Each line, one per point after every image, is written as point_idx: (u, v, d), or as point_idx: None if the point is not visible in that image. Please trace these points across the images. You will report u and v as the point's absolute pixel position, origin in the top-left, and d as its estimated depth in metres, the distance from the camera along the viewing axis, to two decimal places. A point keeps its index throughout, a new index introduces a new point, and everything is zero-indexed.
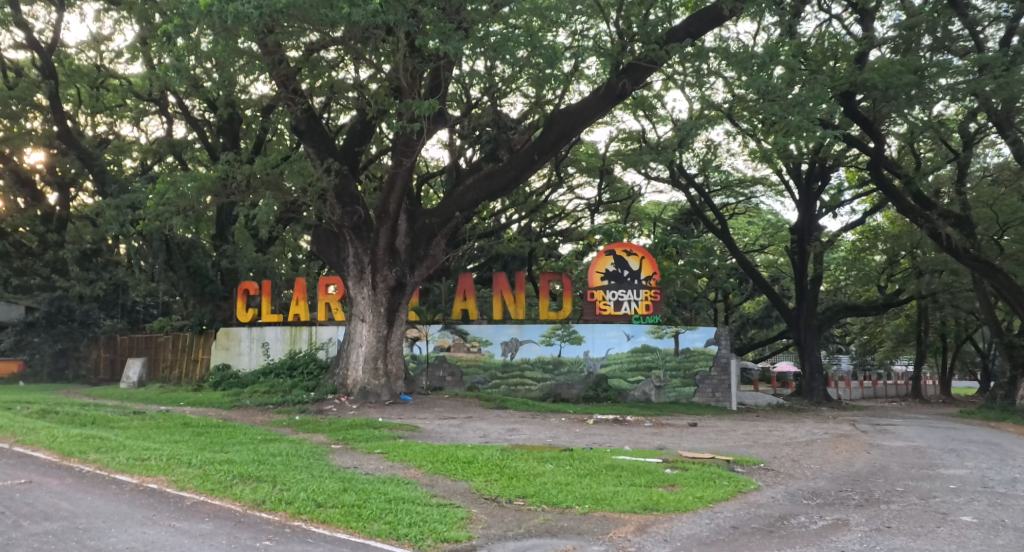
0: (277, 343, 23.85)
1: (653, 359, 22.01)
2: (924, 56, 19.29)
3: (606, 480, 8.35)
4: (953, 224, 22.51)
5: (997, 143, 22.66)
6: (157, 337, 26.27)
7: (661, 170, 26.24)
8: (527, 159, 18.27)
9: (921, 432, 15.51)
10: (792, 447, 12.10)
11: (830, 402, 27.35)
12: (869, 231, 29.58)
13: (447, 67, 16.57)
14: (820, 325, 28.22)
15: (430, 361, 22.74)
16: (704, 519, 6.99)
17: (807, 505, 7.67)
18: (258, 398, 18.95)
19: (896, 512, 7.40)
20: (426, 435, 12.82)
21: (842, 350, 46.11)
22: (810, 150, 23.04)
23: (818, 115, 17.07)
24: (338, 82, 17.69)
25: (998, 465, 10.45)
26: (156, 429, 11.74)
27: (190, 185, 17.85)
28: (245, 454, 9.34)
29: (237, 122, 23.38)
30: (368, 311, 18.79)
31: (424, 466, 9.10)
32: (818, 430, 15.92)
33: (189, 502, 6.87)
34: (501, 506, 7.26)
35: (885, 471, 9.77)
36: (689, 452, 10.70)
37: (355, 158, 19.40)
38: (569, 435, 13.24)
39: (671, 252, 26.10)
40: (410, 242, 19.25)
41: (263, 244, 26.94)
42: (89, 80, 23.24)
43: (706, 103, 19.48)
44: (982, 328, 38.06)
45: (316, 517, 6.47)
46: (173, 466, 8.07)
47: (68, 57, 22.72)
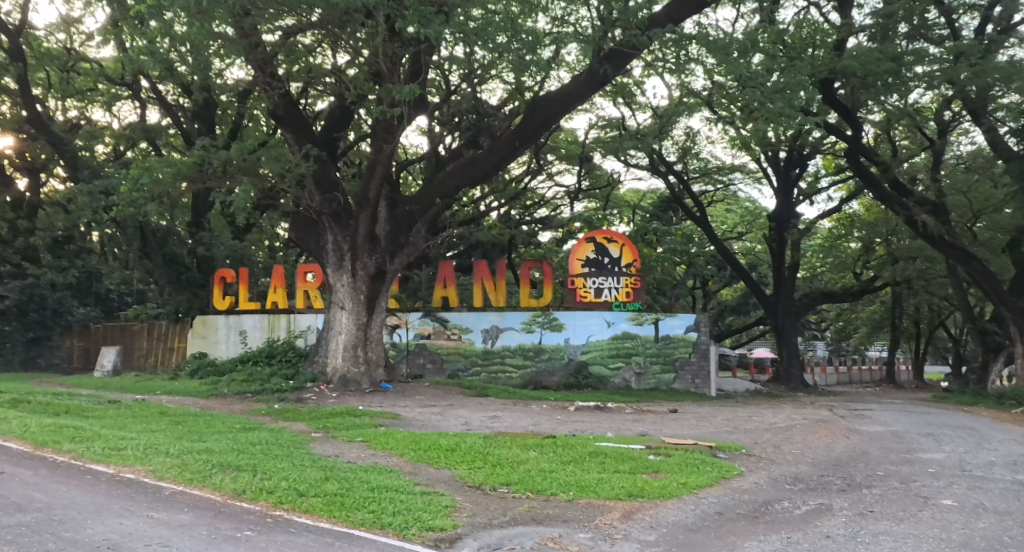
0: (255, 331, 23.69)
1: (633, 346, 22.02)
2: (901, 43, 19.36)
3: (590, 467, 8.31)
4: (930, 211, 22.40)
5: (970, 131, 22.92)
6: (132, 327, 25.95)
7: (641, 158, 26.26)
8: (509, 146, 18.17)
9: (898, 417, 15.64)
10: (772, 432, 12.15)
11: (807, 388, 27.55)
12: (846, 218, 29.59)
13: (428, 52, 16.29)
14: (797, 312, 28.39)
15: (410, 349, 22.63)
16: (689, 506, 6.96)
17: (790, 491, 7.67)
18: (236, 387, 18.74)
19: (879, 496, 7.42)
20: (407, 423, 12.74)
21: (818, 337, 46.50)
22: (789, 138, 23.09)
23: (798, 103, 17.06)
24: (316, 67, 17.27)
25: (974, 449, 10.54)
26: (132, 418, 11.53)
27: (165, 170, 17.55)
28: (224, 443, 9.20)
29: (213, 107, 22.95)
30: (348, 299, 18.58)
31: (406, 455, 9.01)
32: (796, 416, 16.02)
33: (168, 492, 6.73)
34: (485, 494, 7.19)
35: (865, 455, 9.83)
36: (671, 438, 10.70)
37: (334, 145, 19.17)
38: (551, 422, 13.21)
39: (651, 239, 26.08)
40: (391, 228, 18.92)
41: (240, 232, 26.97)
42: (60, 64, 22.42)
43: (686, 89, 19.42)
44: (955, 315, 38.59)
45: (298, 506, 6.37)
46: (150, 456, 7.93)
47: (36, 39, 22.25)
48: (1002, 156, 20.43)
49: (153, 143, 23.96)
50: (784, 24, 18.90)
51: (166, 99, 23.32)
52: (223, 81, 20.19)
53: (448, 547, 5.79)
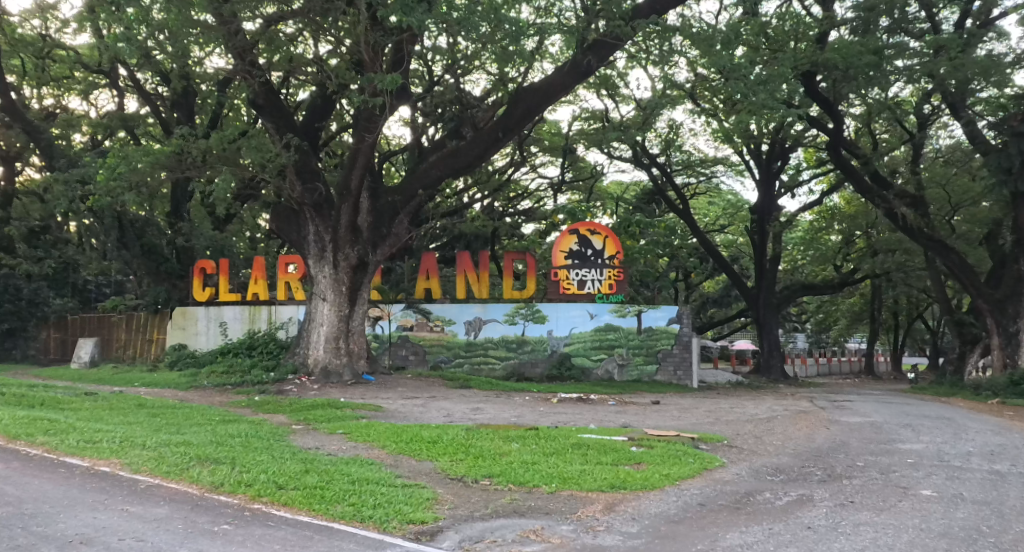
0: (236, 323, 23.46)
1: (616, 338, 22.02)
2: (883, 36, 19.43)
3: (572, 459, 8.28)
4: (909, 204, 22.50)
5: (949, 125, 23.03)
6: (110, 318, 25.77)
7: (624, 150, 26.25)
8: (492, 137, 18.03)
9: (877, 408, 15.75)
10: (754, 423, 12.18)
11: (787, 379, 27.71)
12: (826, 211, 30.10)
13: (411, 40, 16.18)
14: (778, 304, 28.51)
15: (393, 340, 22.46)
16: (671, 497, 6.94)
17: (771, 482, 7.67)
18: (216, 379, 18.58)
19: (859, 487, 7.44)
20: (388, 414, 12.68)
21: (798, 329, 46.73)
22: (771, 130, 23.16)
23: (781, 95, 17.08)
24: (297, 56, 17.08)
25: (952, 440, 10.60)
26: (108, 410, 11.37)
27: (143, 159, 17.31)
28: (202, 435, 9.09)
29: (192, 96, 22.88)
30: (330, 290, 18.47)
31: (388, 447, 8.94)
32: (777, 407, 16.07)
33: (144, 485, 6.63)
34: (467, 486, 7.15)
35: (845, 446, 9.86)
36: (654, 430, 10.69)
37: (316, 135, 19.00)
38: (533, 414, 13.17)
39: (634, 231, 25.98)
40: (372, 219, 18.88)
41: (220, 223, 26.69)
42: (34, 50, 22.10)
43: (669, 81, 19.39)
44: (933, 307, 38.99)
45: (277, 499, 6.29)
46: (127, 448, 7.82)
47: (11, 26, 21.50)
48: (980, 149, 20.47)
49: (131, 133, 23.71)
50: (767, 16, 18.92)
51: (144, 88, 23.10)
52: (203, 69, 19.95)
53: (428, 540, 5.73)
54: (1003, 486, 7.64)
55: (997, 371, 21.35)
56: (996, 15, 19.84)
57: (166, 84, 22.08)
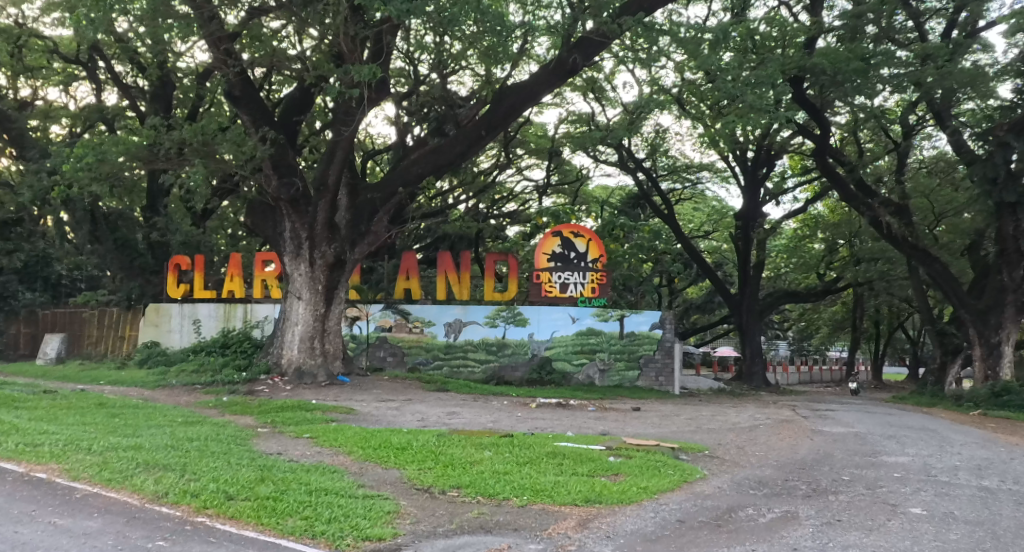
0: (210, 321, 22.98)
1: (597, 343, 21.66)
2: (871, 43, 19.24)
3: (546, 469, 7.90)
4: (893, 212, 22.15)
5: (933, 136, 22.83)
6: (83, 313, 25.26)
7: (610, 154, 26.05)
8: (475, 134, 17.68)
9: (860, 417, 15.45)
10: (736, 432, 11.82)
11: (769, 387, 27.47)
12: (810, 219, 30.04)
13: (392, 30, 15.67)
14: (761, 311, 28.25)
15: (371, 341, 22.02)
16: (649, 513, 6.57)
17: (754, 497, 7.30)
18: (185, 378, 18.05)
19: (846, 504, 7.08)
20: (361, 417, 12.26)
21: (781, 336, 46.55)
22: (757, 136, 23.14)
23: (769, 97, 16.78)
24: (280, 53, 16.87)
25: (938, 452, 10.28)
26: (66, 410, 10.92)
27: (113, 148, 16.70)
28: (158, 438, 8.65)
29: (171, 88, 22.30)
30: (306, 289, 17.99)
31: (354, 454, 8.51)
32: (758, 415, 15.79)
33: (80, 494, 6.19)
34: (433, 498, 6.74)
35: (829, 458, 9.52)
36: (633, 438, 10.30)
37: (294, 129, 18.43)
38: (510, 419, 12.79)
39: (618, 234, 25.48)
40: (351, 217, 18.38)
41: (198, 218, 26.21)
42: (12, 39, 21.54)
43: (656, 86, 19.17)
44: (913, 317, 38.98)
45: (224, 512, 5.86)
46: (69, 452, 7.36)
47: None
48: (965, 159, 20.16)
49: (109, 125, 23.25)
50: (755, 22, 18.59)
51: (123, 79, 22.65)
52: (183, 62, 19.54)
53: None
54: (995, 504, 7.32)
55: (978, 382, 21.14)
56: (983, 26, 19.64)
57: (144, 74, 21.55)
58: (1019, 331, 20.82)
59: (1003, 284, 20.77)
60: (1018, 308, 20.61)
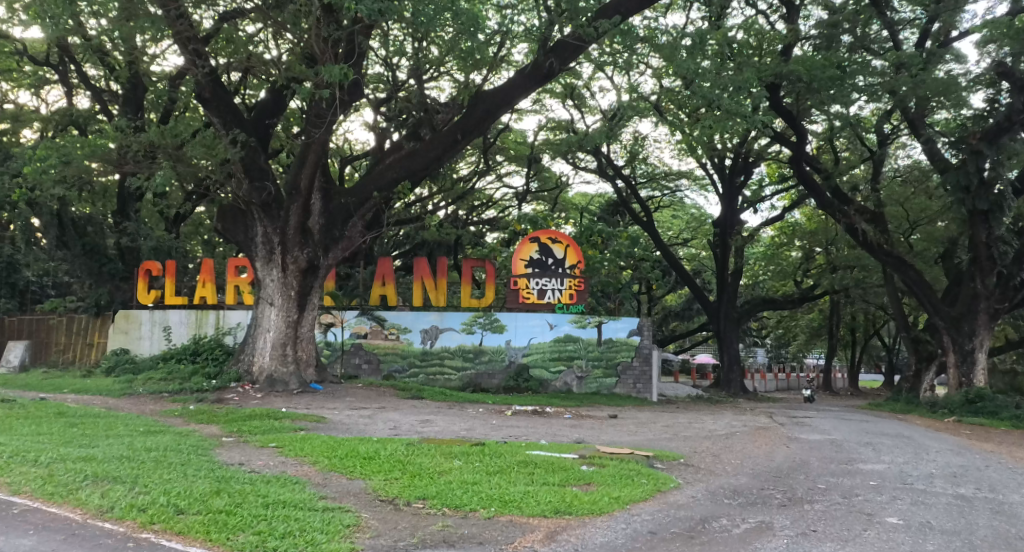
0: (180, 327, 22.59)
1: (575, 349, 21.46)
2: (847, 52, 19.30)
3: (517, 478, 7.67)
4: (868, 220, 22.22)
5: (907, 145, 22.97)
6: (49, 320, 24.61)
7: (590, 161, 25.99)
8: (450, 139, 17.47)
9: (837, 424, 15.36)
10: (712, 440, 11.69)
11: (746, 394, 27.39)
12: (788, 227, 30.13)
13: (365, 31, 15.14)
14: (738, 318, 28.21)
15: (345, 348, 21.78)
16: (619, 524, 6.36)
17: (728, 506, 7.12)
18: (152, 386, 17.67)
19: (821, 513, 6.92)
20: (331, 426, 12.02)
21: (759, 344, 46.67)
22: (736, 143, 23.19)
23: (746, 103, 16.76)
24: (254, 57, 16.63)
25: (914, 460, 10.17)
26: (25, 421, 10.63)
27: (78, 150, 16.35)
28: (114, 449, 8.39)
29: (143, 91, 21.77)
30: (278, 295, 17.68)
31: (319, 464, 8.25)
32: (735, 422, 15.66)
33: (18, 510, 5.96)
34: (397, 510, 6.50)
35: (805, 466, 9.36)
36: (608, 447, 10.11)
37: (266, 132, 18.09)
38: (484, 428, 12.58)
39: (596, 240, 25.25)
40: (324, 222, 18.11)
41: (171, 224, 25.84)
42: None
43: (634, 93, 19.08)
44: (890, 324, 39.15)
45: (171, 527, 5.62)
46: (14, 466, 7.13)
47: None
48: (938, 168, 20.19)
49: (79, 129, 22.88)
50: (733, 30, 18.60)
51: (93, 82, 22.30)
52: (154, 65, 19.27)
53: None
54: (971, 513, 7.17)
55: (952, 389, 21.12)
56: (956, 35, 19.67)
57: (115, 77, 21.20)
58: (992, 338, 20.87)
59: (976, 291, 20.78)
60: (991, 316, 20.63)
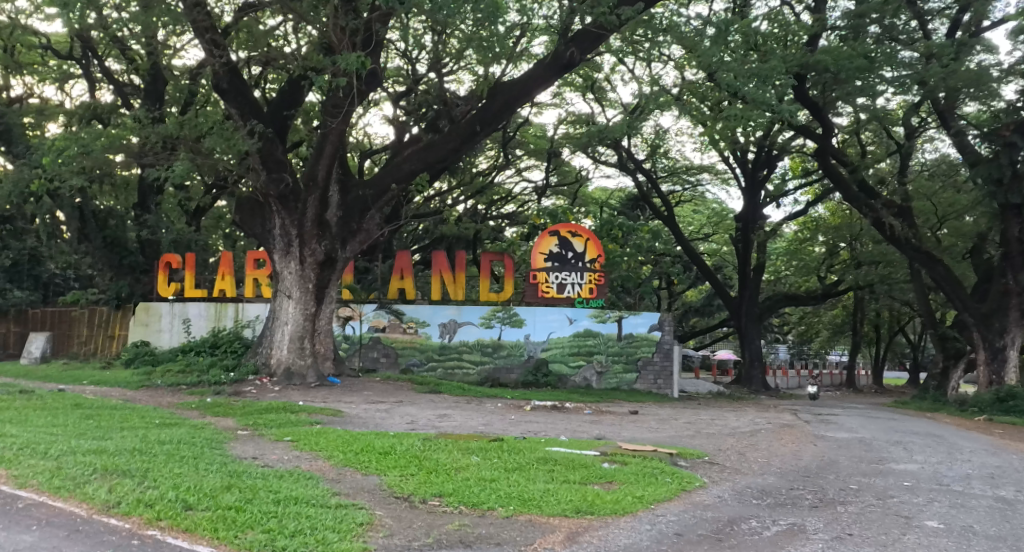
0: (200, 320, 22.65)
1: (595, 344, 21.21)
2: (874, 43, 18.83)
3: (536, 476, 7.44)
4: (895, 214, 21.70)
5: (935, 139, 22.53)
6: (71, 311, 24.66)
7: (610, 155, 25.72)
8: (468, 130, 17.26)
9: (864, 422, 14.99)
10: (736, 437, 11.38)
11: (767, 391, 27.01)
12: (811, 222, 29.68)
13: (383, 20, 14.95)
14: (760, 314, 27.77)
15: (363, 342, 21.60)
16: (644, 525, 6.11)
17: (757, 507, 6.85)
18: (171, 378, 17.61)
19: (855, 516, 6.63)
20: (347, 420, 11.83)
21: (780, 340, 46.09)
22: (759, 137, 22.78)
23: (772, 92, 16.31)
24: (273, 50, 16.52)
25: (948, 460, 9.83)
26: (41, 412, 10.57)
27: (96, 142, 16.29)
28: (127, 442, 8.28)
29: (163, 83, 21.72)
30: (295, 287, 17.53)
31: (334, 458, 8.05)
32: (759, 420, 15.31)
33: (23, 504, 5.83)
34: (412, 508, 6.29)
35: (835, 465, 9.04)
36: (629, 444, 9.83)
37: (284, 124, 17.74)
38: (502, 423, 12.34)
39: (616, 235, 24.89)
40: (342, 214, 17.90)
41: (192, 217, 25.85)
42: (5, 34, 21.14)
43: (655, 84, 18.72)
44: (915, 320, 38.48)
45: (177, 524, 5.46)
46: (23, 459, 7.04)
47: None
48: (969, 161, 19.69)
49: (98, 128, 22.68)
50: (757, 20, 18.17)
51: (115, 75, 22.29)
52: (176, 59, 19.19)
53: None
54: (1015, 518, 6.85)
55: (982, 387, 20.61)
56: (987, 26, 19.18)
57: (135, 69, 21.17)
58: None
59: (1007, 287, 20.29)
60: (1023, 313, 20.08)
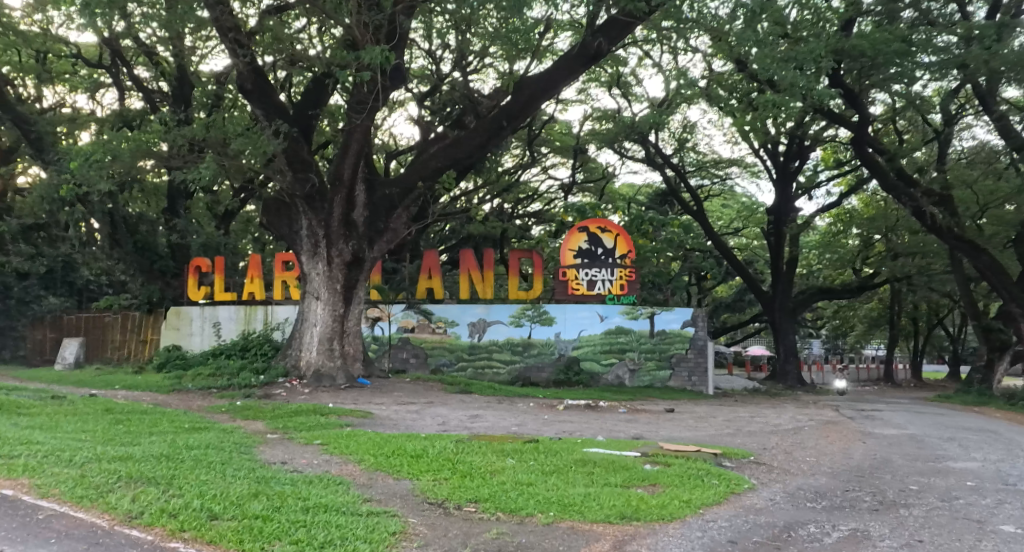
0: (230, 323, 22.53)
1: (626, 342, 20.80)
2: (909, 28, 18.26)
3: (575, 479, 7.11)
4: (936, 203, 21.03)
5: (973, 125, 21.88)
6: (104, 317, 24.55)
7: (637, 150, 25.28)
8: (494, 126, 16.96)
9: (911, 418, 14.43)
10: (780, 435, 10.95)
11: (804, 386, 26.40)
12: (844, 214, 29.05)
13: (406, 12, 14.67)
14: (795, 309, 27.14)
15: (392, 342, 21.36)
16: (694, 532, 5.77)
17: (812, 510, 6.47)
18: (201, 382, 17.47)
19: (922, 520, 6.22)
20: (377, 422, 11.54)
21: (814, 335, 45.19)
22: (792, 128, 22.21)
23: (808, 80, 15.70)
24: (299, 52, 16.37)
25: (1008, 458, 9.34)
26: (70, 418, 10.45)
27: (125, 146, 16.18)
28: (153, 448, 8.08)
29: (189, 87, 21.52)
30: (323, 288, 17.34)
31: (364, 462, 7.77)
32: (800, 417, 14.79)
33: (44, 515, 5.62)
34: (447, 515, 5.98)
35: (889, 465, 8.60)
36: (670, 444, 9.45)
37: (309, 123, 17.55)
38: (535, 423, 12.00)
39: (647, 230, 24.45)
40: (369, 214, 17.70)
41: (220, 221, 25.98)
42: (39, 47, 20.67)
43: (681, 77, 18.24)
44: (953, 313, 37.48)
45: (202, 535, 5.20)
46: (46, 467, 6.85)
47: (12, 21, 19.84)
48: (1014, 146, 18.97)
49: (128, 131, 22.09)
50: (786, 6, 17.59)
51: (144, 83, 22.16)
52: (203, 64, 19.05)
53: None
54: None
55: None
56: None
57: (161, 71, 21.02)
58: None
59: None
60: None
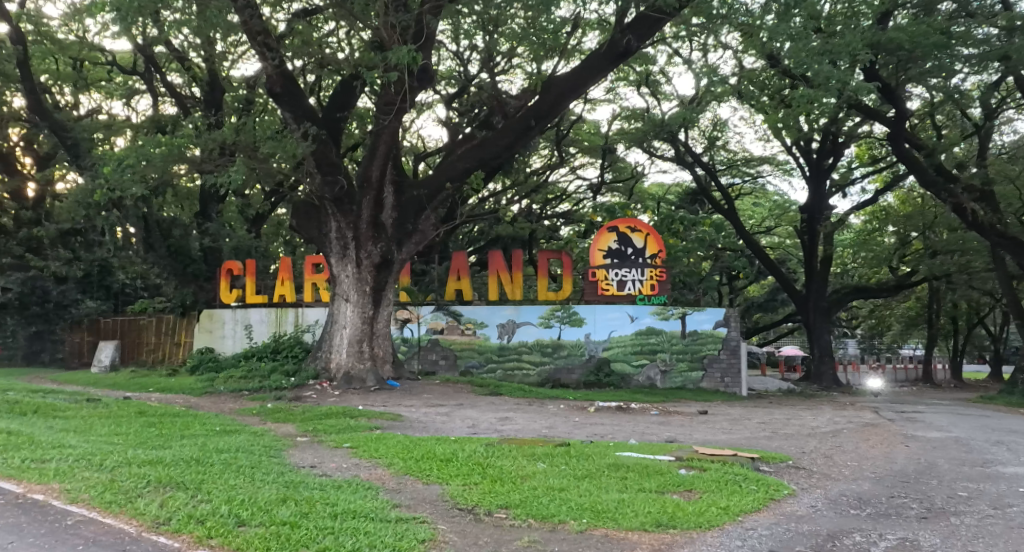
0: (261, 326, 22.67)
1: (658, 343, 20.56)
2: (947, 20, 17.83)
3: (608, 484, 6.95)
4: (976, 199, 20.52)
5: (1014, 120, 21.32)
6: (139, 320, 24.79)
7: (666, 149, 24.98)
8: (523, 125, 16.82)
9: (953, 420, 14.02)
10: (818, 438, 10.67)
11: (840, 387, 25.94)
12: (879, 212, 28.52)
13: (433, 12, 14.54)
14: (830, 308, 26.68)
15: (422, 344, 21.33)
16: (733, 541, 5.59)
17: (856, 518, 6.25)
18: (233, 384, 17.53)
19: (972, 529, 5.98)
20: (407, 424, 11.45)
21: (849, 334, 44.41)
22: (825, 124, 21.82)
23: (843, 74, 15.33)
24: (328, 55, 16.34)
25: None
26: (104, 421, 10.49)
27: (156, 151, 16.12)
28: (181, 451, 8.04)
29: (220, 91, 21.50)
30: (353, 290, 17.34)
31: (394, 466, 7.67)
32: (837, 418, 14.45)
33: (73, 521, 5.59)
34: (478, 522, 5.86)
35: (934, 469, 8.32)
36: (705, 447, 9.26)
37: (338, 127, 17.34)
38: (566, 426, 11.83)
39: (677, 228, 24.19)
40: (397, 216, 17.65)
41: (252, 224, 26.40)
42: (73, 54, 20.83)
43: (711, 74, 17.94)
44: (994, 311, 36.62)
45: (228, 542, 5.13)
46: (77, 471, 6.83)
47: (47, 29, 20.05)
48: None
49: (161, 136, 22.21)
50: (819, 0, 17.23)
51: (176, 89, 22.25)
52: (235, 67, 19.10)
53: None
54: None
55: None
56: None
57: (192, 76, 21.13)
58: None
59: None
60: None
